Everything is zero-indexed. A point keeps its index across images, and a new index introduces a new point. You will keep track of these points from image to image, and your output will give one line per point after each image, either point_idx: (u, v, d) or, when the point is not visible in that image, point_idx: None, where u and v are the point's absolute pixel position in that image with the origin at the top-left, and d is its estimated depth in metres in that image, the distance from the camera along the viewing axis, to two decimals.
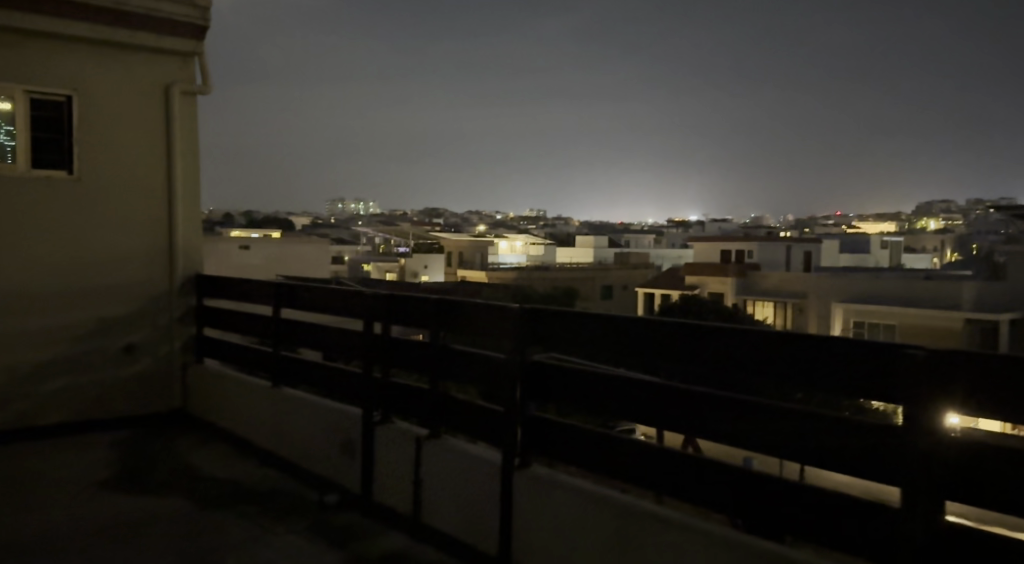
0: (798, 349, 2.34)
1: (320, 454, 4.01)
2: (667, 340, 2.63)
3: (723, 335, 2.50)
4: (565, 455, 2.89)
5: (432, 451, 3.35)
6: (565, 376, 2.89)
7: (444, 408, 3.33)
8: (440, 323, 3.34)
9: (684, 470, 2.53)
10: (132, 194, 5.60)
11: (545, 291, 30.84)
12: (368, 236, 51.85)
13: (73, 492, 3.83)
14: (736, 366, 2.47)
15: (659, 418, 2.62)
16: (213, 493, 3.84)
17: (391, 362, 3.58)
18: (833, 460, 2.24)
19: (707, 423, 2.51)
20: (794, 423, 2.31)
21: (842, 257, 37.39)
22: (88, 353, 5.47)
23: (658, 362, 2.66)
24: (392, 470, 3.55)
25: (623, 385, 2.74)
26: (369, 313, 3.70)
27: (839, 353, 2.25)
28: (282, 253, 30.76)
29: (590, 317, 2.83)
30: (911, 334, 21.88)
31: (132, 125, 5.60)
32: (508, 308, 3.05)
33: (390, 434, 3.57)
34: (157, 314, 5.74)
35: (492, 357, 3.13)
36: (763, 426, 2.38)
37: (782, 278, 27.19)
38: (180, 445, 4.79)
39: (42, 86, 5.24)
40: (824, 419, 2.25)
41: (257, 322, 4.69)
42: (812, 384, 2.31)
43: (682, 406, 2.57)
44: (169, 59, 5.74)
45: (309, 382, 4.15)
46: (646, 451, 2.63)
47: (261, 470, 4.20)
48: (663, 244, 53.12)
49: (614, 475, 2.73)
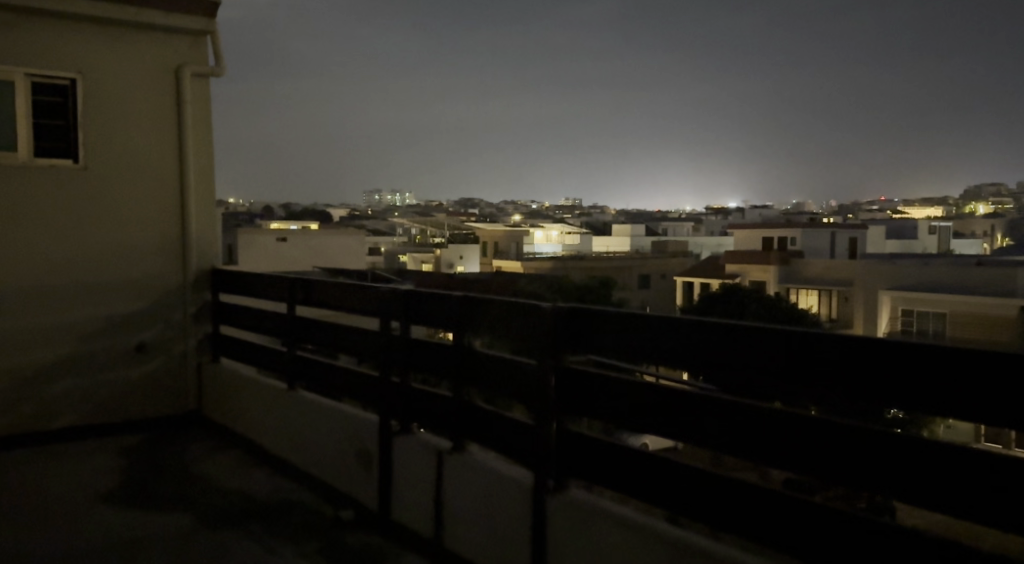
0: (862, 357, 2.08)
1: (335, 466, 3.85)
2: (715, 345, 2.39)
3: (777, 341, 2.26)
4: (600, 476, 2.66)
5: (452, 467, 3.15)
6: (598, 384, 2.66)
7: (467, 416, 3.13)
8: (462, 323, 3.13)
9: (730, 498, 2.27)
10: (139, 182, 5.47)
11: (582, 281, 30.62)
12: (404, 226, 51.95)
13: (73, 503, 3.71)
14: (795, 375, 2.22)
15: (705, 437, 2.37)
16: (221, 506, 3.69)
17: (408, 365, 3.39)
18: (903, 490, 1.97)
19: (759, 442, 2.26)
20: (859, 444, 2.06)
21: (888, 243, 36.43)
22: (98, 352, 5.37)
23: (706, 369, 2.41)
24: (411, 486, 3.37)
25: (662, 399, 2.48)
26: (385, 311, 3.51)
27: (908, 360, 1.99)
28: (319, 244, 30.93)
29: (627, 319, 2.60)
30: (963, 322, 21.28)
31: (142, 114, 5.48)
32: (538, 305, 2.83)
33: (408, 447, 3.38)
34: (172, 309, 5.63)
35: (517, 360, 2.90)
36: (826, 447, 2.12)
37: (828, 266, 26.61)
38: (192, 451, 4.67)
39: (43, 69, 5.12)
40: (896, 440, 1.99)
41: (271, 320, 4.56)
42: (879, 398, 2.05)
43: (731, 422, 2.31)
44: (178, 41, 5.60)
45: (325, 386, 4.00)
46: (688, 473, 2.38)
47: (278, 481, 4.05)
48: (701, 231, 52.37)
49: (653, 500, 2.49)
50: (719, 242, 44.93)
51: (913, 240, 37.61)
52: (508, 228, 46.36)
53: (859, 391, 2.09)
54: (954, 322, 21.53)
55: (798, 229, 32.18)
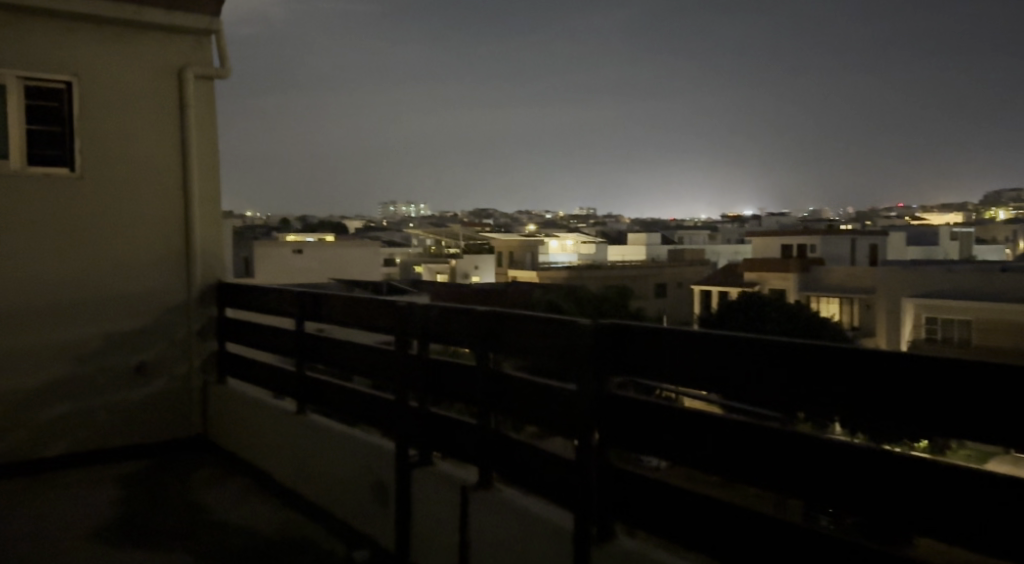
0: (925, 380, 1.85)
1: (347, 498, 3.67)
2: (755, 367, 2.16)
3: (826, 361, 2.02)
4: (631, 515, 2.44)
5: (473, 502, 2.96)
6: (627, 411, 2.44)
7: (491, 445, 2.94)
8: (485, 342, 2.93)
9: (778, 545, 2.05)
10: (140, 189, 5.34)
11: (600, 291, 30.45)
12: (420, 237, 51.93)
13: (66, 539, 3.57)
14: (857, 403, 1.96)
15: (753, 473, 2.13)
16: (223, 543, 3.53)
17: (427, 389, 3.20)
18: (977, 539, 1.74)
19: (814, 480, 2.01)
20: (922, 483, 1.83)
21: (909, 250, 35.99)
22: (98, 371, 5.23)
23: (754, 395, 2.16)
24: (430, 521, 3.18)
25: (696, 428, 2.26)
26: (401, 328, 3.33)
27: (979, 384, 1.76)
28: (334, 255, 30.94)
29: (657, 336, 2.38)
30: (989, 329, 20.90)
31: (143, 119, 5.36)
32: (569, 323, 2.60)
33: (427, 479, 3.20)
34: (176, 324, 5.49)
35: (546, 384, 2.69)
36: (883, 487, 1.89)
37: (849, 273, 26.30)
38: (197, 479, 4.51)
39: (38, 72, 5.00)
40: (973, 480, 1.75)
41: (280, 336, 4.40)
42: (946, 430, 1.81)
43: (783, 456, 2.07)
44: (182, 43, 5.50)
45: (337, 410, 3.83)
46: (732, 514, 2.14)
47: (287, 513, 3.88)
48: (718, 238, 51.93)
49: (687, 541, 2.27)
50: (736, 250, 44.62)
51: (936, 246, 37.18)
52: (524, 237, 46.26)
53: (925, 418, 1.85)
54: (980, 329, 21.15)
55: (817, 236, 31.85)
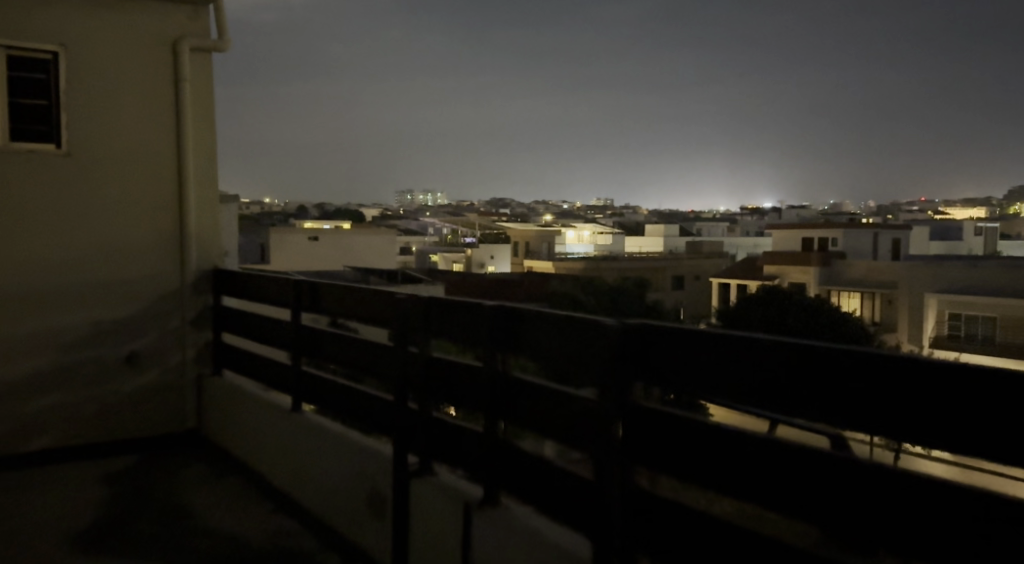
0: (960, 392, 1.66)
1: (341, 504, 3.53)
2: (775, 374, 1.97)
3: (852, 370, 1.83)
4: (639, 535, 2.28)
5: (469, 515, 2.80)
6: (641, 421, 2.28)
7: (493, 454, 2.78)
8: (490, 342, 2.77)
9: None
10: (132, 169, 5.21)
11: (616, 283, 30.17)
12: (436, 226, 51.84)
13: (43, 541, 3.46)
14: (900, 419, 1.75)
15: (782, 500, 1.93)
16: (206, 550, 3.40)
17: (425, 391, 3.06)
18: None
19: (848, 513, 1.81)
20: (953, 510, 1.65)
21: (932, 244, 35.51)
22: (87, 358, 5.11)
23: (789, 410, 1.94)
24: (425, 533, 3.03)
25: (714, 441, 2.09)
26: (402, 325, 3.18)
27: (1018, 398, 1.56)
28: (349, 243, 30.85)
29: (673, 339, 2.21)
30: None
31: (135, 93, 5.22)
32: (587, 322, 2.42)
33: (420, 487, 3.06)
34: (170, 309, 5.37)
35: (558, 389, 2.51)
36: (913, 514, 1.71)
37: (871, 268, 25.92)
38: (187, 478, 4.40)
39: (23, 41, 4.86)
40: (1010, 514, 1.56)
41: (275, 328, 4.27)
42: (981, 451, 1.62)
43: (816, 481, 1.87)
44: (177, 13, 5.34)
45: (332, 409, 3.70)
46: (752, 543, 1.95)
47: (277, 519, 3.75)
48: (737, 230, 51.46)
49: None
50: (756, 243, 44.18)
51: (960, 243, 36.63)
52: (541, 227, 46.00)
53: (959, 436, 1.66)
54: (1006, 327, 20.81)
55: (839, 229, 31.38)
